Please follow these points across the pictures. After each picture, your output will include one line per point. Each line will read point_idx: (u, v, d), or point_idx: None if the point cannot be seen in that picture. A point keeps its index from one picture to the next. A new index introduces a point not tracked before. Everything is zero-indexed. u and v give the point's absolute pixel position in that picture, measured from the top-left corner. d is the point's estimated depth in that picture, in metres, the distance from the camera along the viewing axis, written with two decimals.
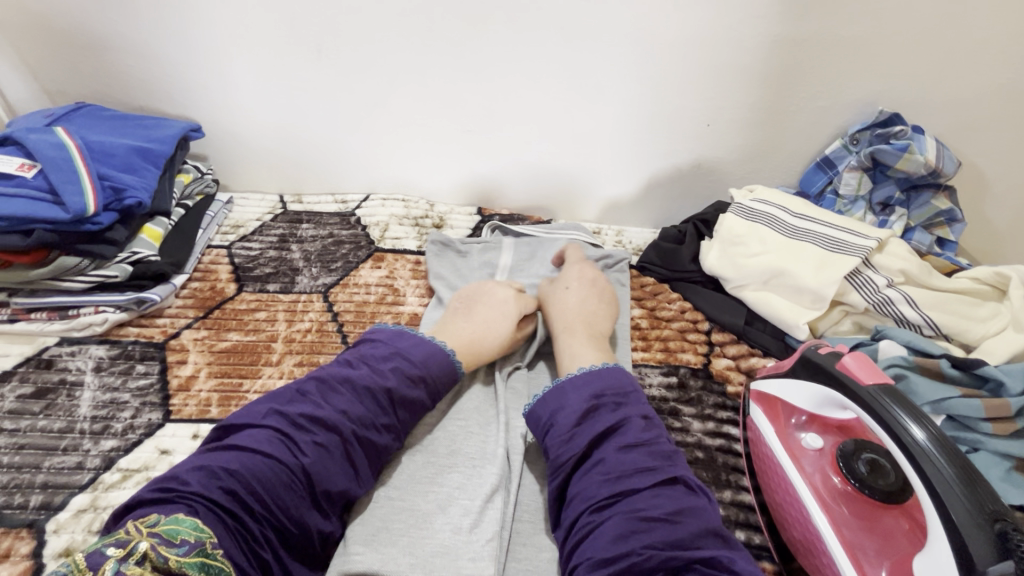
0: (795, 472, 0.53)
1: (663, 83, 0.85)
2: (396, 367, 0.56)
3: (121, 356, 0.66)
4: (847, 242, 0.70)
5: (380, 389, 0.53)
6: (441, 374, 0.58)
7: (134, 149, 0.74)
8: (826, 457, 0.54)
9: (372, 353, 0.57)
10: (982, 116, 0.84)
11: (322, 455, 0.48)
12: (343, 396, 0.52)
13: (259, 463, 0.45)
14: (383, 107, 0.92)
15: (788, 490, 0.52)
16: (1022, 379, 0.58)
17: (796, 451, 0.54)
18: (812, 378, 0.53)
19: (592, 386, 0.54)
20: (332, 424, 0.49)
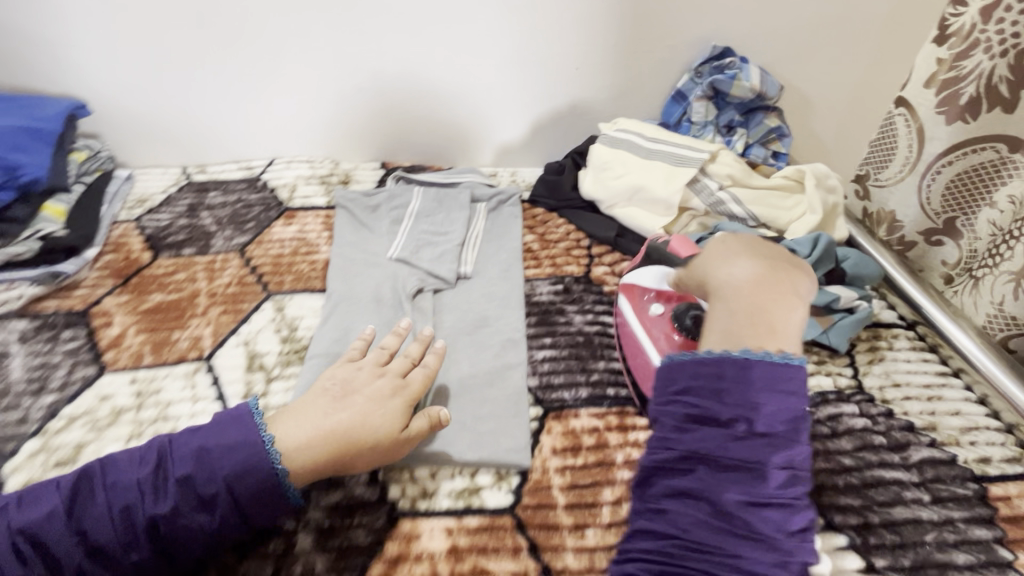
0: (642, 335, 0.68)
1: (534, 32, 0.95)
2: (186, 478, 0.47)
3: (43, 326, 0.70)
4: (688, 157, 0.84)
5: (165, 493, 0.47)
6: (247, 490, 0.48)
7: (22, 128, 0.76)
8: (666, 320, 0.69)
9: (183, 438, 0.50)
10: (794, 45, 1.01)
11: (155, 496, 0.47)
12: (104, 498, 0.47)
13: (94, 505, 0.46)
14: (275, 72, 0.95)
15: (640, 351, 0.67)
16: (809, 245, 0.74)
17: (644, 320, 0.69)
18: (654, 262, 0.68)
19: (740, 376, 0.45)
20: (162, 475, 0.48)
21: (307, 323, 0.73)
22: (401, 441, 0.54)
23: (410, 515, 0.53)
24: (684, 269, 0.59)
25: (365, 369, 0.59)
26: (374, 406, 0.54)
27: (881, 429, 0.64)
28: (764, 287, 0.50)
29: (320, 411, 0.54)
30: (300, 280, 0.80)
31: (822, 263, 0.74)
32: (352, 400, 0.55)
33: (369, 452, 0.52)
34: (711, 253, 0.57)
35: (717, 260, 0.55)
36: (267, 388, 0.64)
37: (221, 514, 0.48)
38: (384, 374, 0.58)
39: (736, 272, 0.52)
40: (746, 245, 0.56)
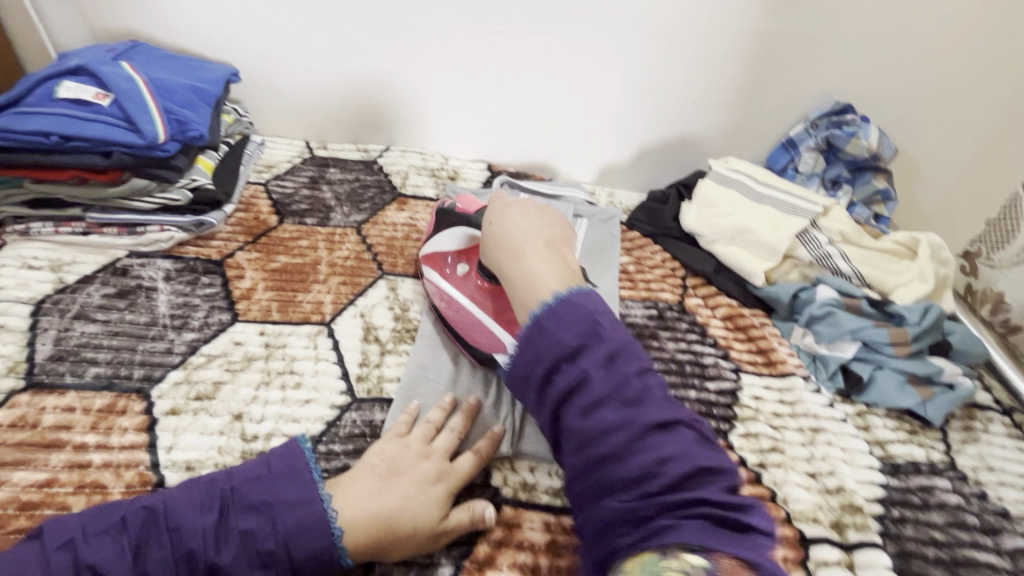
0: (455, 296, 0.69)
1: (661, 64, 0.98)
2: (249, 532, 0.46)
3: (185, 269, 0.76)
4: (800, 207, 0.86)
5: (228, 544, 0.46)
6: (309, 562, 0.47)
7: (190, 88, 0.82)
8: (472, 277, 0.69)
9: (245, 489, 0.49)
10: (916, 112, 1.01)
11: (218, 544, 0.45)
12: (170, 541, 0.45)
13: (157, 548, 0.45)
14: (410, 67, 1.01)
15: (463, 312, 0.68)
16: (919, 313, 0.75)
17: (458, 283, 0.69)
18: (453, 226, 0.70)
19: (557, 321, 0.50)
20: (225, 526, 0.46)
21: (417, 307, 0.77)
22: (439, 531, 0.51)
23: (512, 504, 0.56)
24: (506, 253, 0.60)
25: (410, 446, 0.56)
26: (416, 490, 0.52)
27: (973, 509, 0.63)
28: (558, 266, 0.57)
29: (364, 486, 0.51)
30: (412, 265, 0.84)
31: (928, 334, 0.74)
32: (395, 484, 0.52)
33: (408, 539, 0.50)
34: (502, 243, 0.61)
35: (513, 238, 0.61)
36: (381, 360, 0.68)
37: (280, 571, 0.46)
38: (429, 457, 0.55)
39: (525, 262, 0.58)
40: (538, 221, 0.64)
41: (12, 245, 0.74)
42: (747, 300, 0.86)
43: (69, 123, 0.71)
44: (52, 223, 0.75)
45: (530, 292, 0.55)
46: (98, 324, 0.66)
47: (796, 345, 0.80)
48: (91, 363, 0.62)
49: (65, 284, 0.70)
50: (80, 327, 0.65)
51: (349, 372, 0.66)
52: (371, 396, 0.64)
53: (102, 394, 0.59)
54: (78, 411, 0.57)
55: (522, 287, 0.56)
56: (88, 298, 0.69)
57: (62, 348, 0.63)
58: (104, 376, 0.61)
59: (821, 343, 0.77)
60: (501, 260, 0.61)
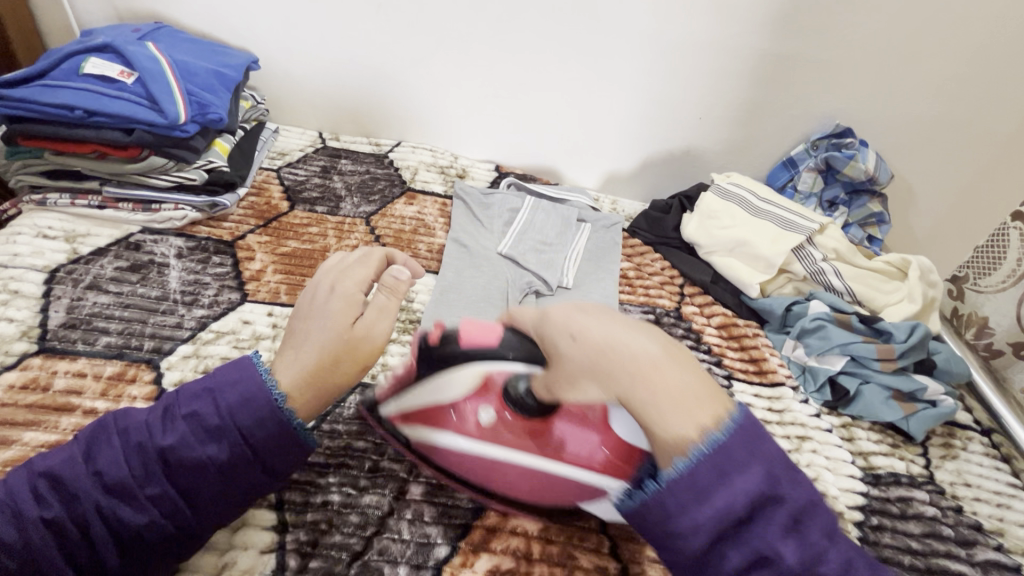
0: (462, 447, 0.54)
1: (670, 77, 1.01)
2: (193, 416, 0.43)
3: (197, 247, 0.77)
4: (796, 223, 0.89)
5: (173, 430, 0.42)
6: (259, 430, 0.43)
7: (212, 72, 0.83)
8: (502, 417, 0.53)
9: (188, 384, 0.45)
10: (913, 140, 1.05)
11: (168, 433, 0.42)
12: (121, 443, 0.43)
13: (110, 449, 0.42)
14: (426, 65, 1.04)
15: (473, 459, 0.54)
16: (906, 331, 0.77)
17: (479, 434, 0.54)
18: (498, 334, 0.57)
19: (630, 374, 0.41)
20: (170, 418, 0.43)
21: (422, 298, 0.79)
22: (359, 336, 0.49)
23: None
24: (553, 357, 0.47)
25: (316, 293, 0.52)
26: (323, 321, 0.49)
27: (949, 522, 0.66)
28: (675, 360, 0.41)
29: (291, 345, 0.48)
30: (419, 259, 0.86)
31: (914, 351, 0.77)
32: (315, 329, 0.49)
33: (343, 376, 0.48)
34: (587, 358, 0.43)
35: (611, 338, 0.42)
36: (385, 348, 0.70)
37: (232, 444, 0.42)
38: (332, 292, 0.52)
39: (640, 353, 0.41)
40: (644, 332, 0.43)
41: (28, 214, 0.75)
42: (742, 311, 0.88)
43: (93, 99, 0.73)
44: (69, 195, 0.76)
45: (674, 420, 0.38)
46: (110, 295, 0.67)
47: (787, 356, 0.82)
48: (102, 333, 0.63)
49: (78, 255, 0.71)
50: (92, 297, 0.66)
51: None
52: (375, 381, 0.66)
53: (112, 363, 0.60)
54: (88, 378, 0.58)
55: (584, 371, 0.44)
56: (101, 270, 0.70)
57: (75, 317, 0.64)
58: (115, 346, 0.62)
59: (811, 355, 0.80)
60: (600, 368, 0.42)
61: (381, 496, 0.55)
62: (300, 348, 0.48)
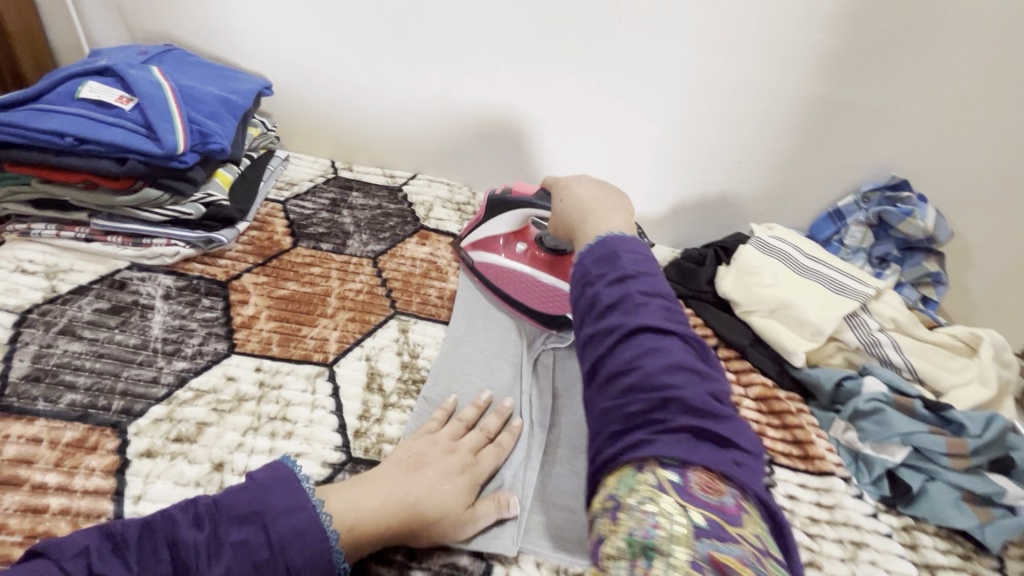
0: (504, 262, 0.79)
1: (707, 118, 0.94)
2: (242, 544, 0.43)
3: (187, 288, 0.71)
4: (848, 286, 0.80)
5: (221, 558, 0.42)
6: (307, 571, 0.44)
7: (219, 99, 0.78)
8: (530, 251, 0.79)
9: (231, 500, 0.45)
10: (976, 196, 0.95)
11: (214, 560, 0.42)
12: (168, 558, 0.42)
13: (139, 571, 0.40)
14: (448, 97, 0.98)
15: (518, 266, 0.78)
16: (981, 424, 0.67)
17: (513, 257, 0.79)
18: (505, 210, 0.76)
19: (605, 256, 0.50)
20: (215, 544, 0.42)
21: (427, 354, 0.71)
22: (462, 519, 0.52)
23: None
24: (560, 213, 0.64)
25: (437, 442, 0.56)
26: (441, 480, 0.53)
27: None
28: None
29: (393, 479, 0.51)
30: (427, 307, 0.78)
31: (990, 448, 0.66)
32: (386, 481, 0.51)
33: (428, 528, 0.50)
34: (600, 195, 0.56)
35: (592, 202, 0.60)
36: (383, 415, 0.62)
37: None
38: (456, 451, 0.56)
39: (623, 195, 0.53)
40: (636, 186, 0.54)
41: (10, 246, 0.70)
42: (784, 380, 0.79)
43: (85, 125, 0.67)
44: (55, 226, 0.71)
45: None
46: (84, 342, 0.61)
47: (836, 439, 0.72)
48: (68, 388, 0.57)
49: (56, 294, 0.65)
50: (64, 345, 0.60)
51: (346, 425, 0.60)
52: (367, 457, 0.58)
53: (73, 425, 0.53)
54: (44, 444, 0.52)
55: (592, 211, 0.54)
56: (78, 312, 0.64)
57: (41, 367, 0.58)
58: (79, 405, 0.55)
59: (865, 442, 0.70)
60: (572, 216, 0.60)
61: None
62: (366, 492, 0.50)
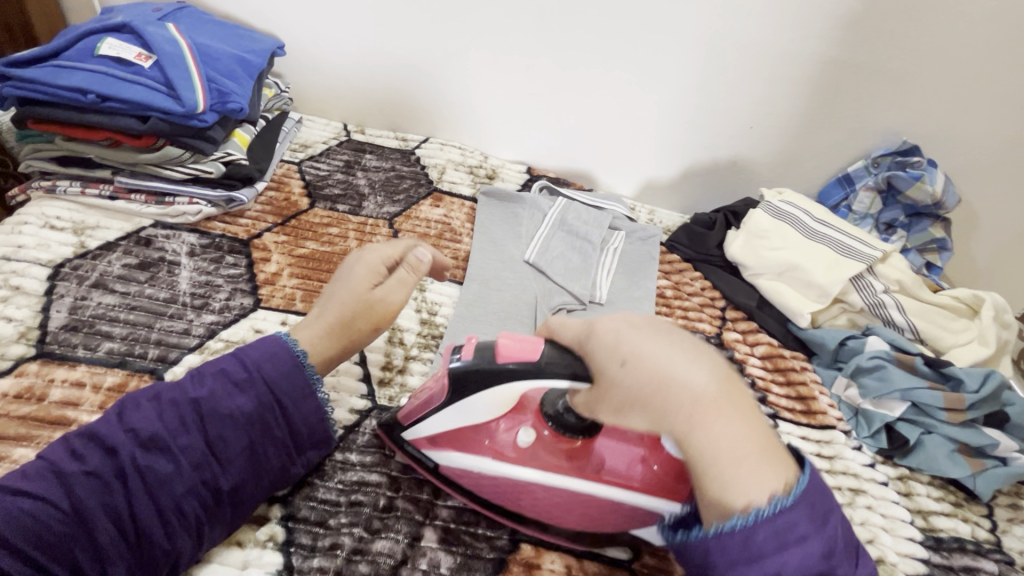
0: (506, 471, 0.51)
1: (721, 82, 0.94)
2: (219, 373, 0.50)
3: (210, 246, 0.73)
4: (857, 250, 0.81)
5: (203, 385, 0.49)
6: (284, 383, 0.51)
7: (235, 57, 0.78)
8: (546, 439, 0.51)
9: (210, 360, 0.52)
10: (986, 162, 0.96)
11: (199, 386, 0.49)
12: (151, 405, 0.48)
13: (133, 416, 0.47)
14: (461, 59, 0.97)
15: (524, 495, 0.51)
16: (979, 380, 0.70)
17: (517, 458, 0.51)
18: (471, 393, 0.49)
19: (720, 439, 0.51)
20: (196, 383, 0.49)
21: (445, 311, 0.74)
22: None
23: (533, 543, 0.53)
24: (618, 403, 0.44)
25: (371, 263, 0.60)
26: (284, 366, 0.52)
27: None
28: (728, 390, 0.43)
29: (337, 294, 0.58)
30: None
31: (986, 402, 0.69)
32: (336, 294, 0.58)
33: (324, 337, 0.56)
34: (646, 374, 0.42)
35: (668, 371, 0.42)
36: (405, 366, 0.65)
37: (257, 396, 0.50)
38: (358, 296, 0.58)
39: (694, 388, 0.42)
40: (681, 346, 0.44)
41: (37, 202, 0.72)
42: (789, 340, 0.81)
43: (106, 82, 0.68)
44: (80, 183, 0.73)
45: (743, 481, 0.41)
46: (116, 296, 0.64)
47: (837, 396, 0.75)
48: (105, 338, 0.59)
49: (86, 249, 0.67)
50: (97, 297, 0.63)
51: (371, 376, 0.63)
52: (393, 403, 0.61)
53: (113, 372, 0.56)
54: (87, 388, 0.54)
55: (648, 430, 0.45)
56: (108, 267, 0.66)
57: (77, 318, 0.60)
58: (117, 354, 0.58)
59: (866, 398, 0.73)
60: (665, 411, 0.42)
61: (393, 540, 0.50)
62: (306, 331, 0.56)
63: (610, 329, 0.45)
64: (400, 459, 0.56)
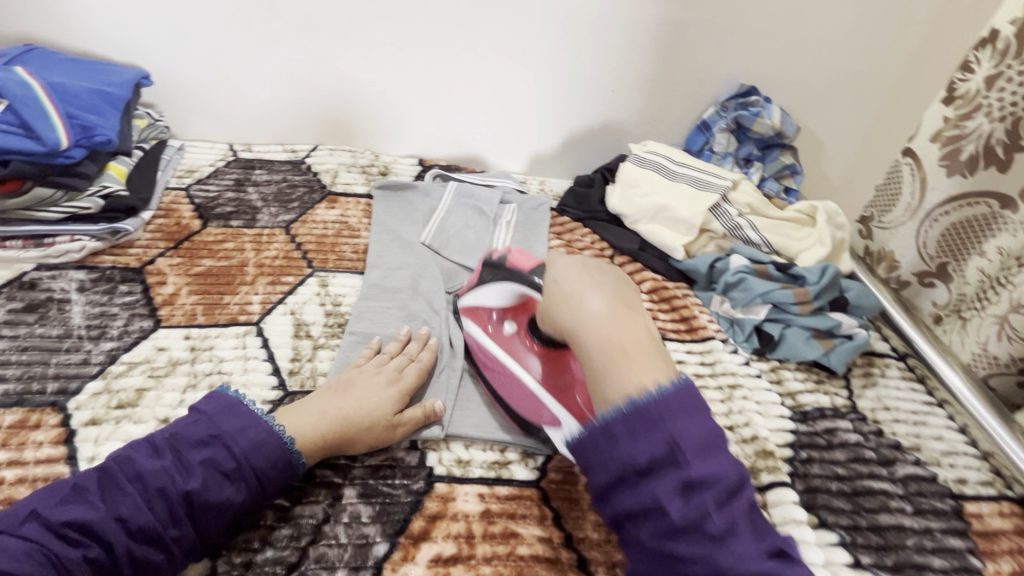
0: (484, 342, 0.66)
1: (577, 54, 1.02)
2: (208, 460, 0.50)
3: (101, 278, 0.73)
4: (709, 183, 0.92)
5: (192, 472, 0.49)
6: (274, 471, 0.52)
7: (95, 91, 0.78)
8: (520, 334, 0.64)
9: (185, 432, 0.51)
10: (814, 92, 1.09)
11: (189, 475, 0.49)
12: (136, 490, 0.47)
13: (108, 505, 0.46)
14: (333, 65, 1.01)
15: (495, 367, 0.64)
16: (819, 273, 0.82)
17: (503, 343, 0.64)
18: (499, 278, 0.63)
19: (666, 410, 0.45)
20: (184, 471, 0.49)
21: (349, 300, 0.77)
22: (392, 425, 0.59)
23: (447, 480, 0.58)
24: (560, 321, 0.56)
25: (365, 369, 0.63)
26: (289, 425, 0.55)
27: (870, 445, 0.70)
28: (620, 317, 0.52)
29: (324, 402, 0.58)
30: (344, 262, 0.84)
31: (827, 292, 0.82)
32: (317, 403, 0.58)
33: (365, 432, 0.57)
34: (555, 294, 0.56)
35: (594, 322, 0.52)
36: (314, 355, 0.69)
37: (247, 483, 0.51)
38: (382, 370, 0.63)
39: (589, 313, 0.53)
40: (609, 275, 0.57)
41: None
42: (672, 273, 0.91)
43: None
44: None
45: (619, 375, 0.48)
46: (5, 340, 0.64)
47: (716, 312, 0.85)
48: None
49: None
50: None
51: (280, 368, 0.66)
52: (305, 388, 0.65)
53: (12, 411, 0.57)
54: None
55: (582, 345, 0.52)
56: None
57: None
58: (14, 393, 0.59)
59: (737, 308, 0.84)
60: (564, 323, 0.54)
61: (314, 503, 0.55)
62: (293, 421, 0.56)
63: (558, 256, 0.60)
64: None
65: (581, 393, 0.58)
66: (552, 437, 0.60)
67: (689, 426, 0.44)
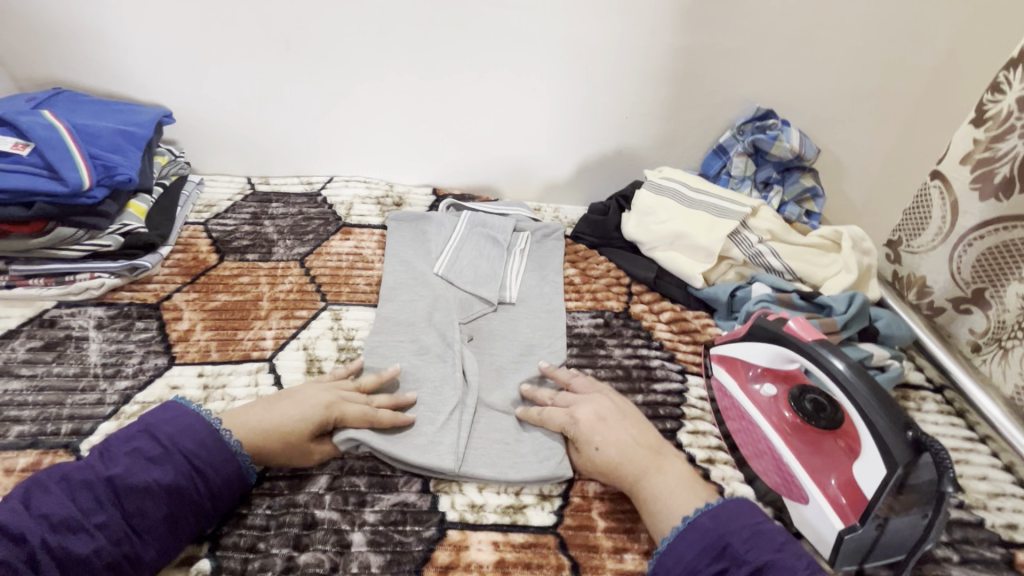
0: (754, 413, 0.68)
1: (588, 82, 1.02)
2: (132, 451, 0.51)
3: (119, 315, 0.74)
4: (730, 210, 0.90)
5: (115, 462, 0.51)
6: (203, 452, 0.53)
7: (118, 131, 0.81)
8: (782, 401, 0.69)
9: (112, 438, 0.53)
10: (833, 114, 1.07)
11: (115, 459, 0.51)
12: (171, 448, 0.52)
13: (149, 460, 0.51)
14: (347, 98, 1.02)
15: (762, 440, 0.66)
16: (846, 303, 0.78)
17: (759, 401, 0.69)
18: (763, 340, 0.68)
19: (714, 523, 0.51)
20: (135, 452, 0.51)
21: (361, 335, 0.77)
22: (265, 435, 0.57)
23: (459, 527, 0.56)
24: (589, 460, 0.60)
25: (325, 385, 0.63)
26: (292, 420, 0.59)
27: None
28: (646, 463, 0.58)
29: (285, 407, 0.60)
30: (357, 295, 0.83)
31: (856, 321, 0.78)
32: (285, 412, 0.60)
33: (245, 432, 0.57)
34: (578, 431, 0.61)
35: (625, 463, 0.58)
36: None
37: (177, 465, 0.52)
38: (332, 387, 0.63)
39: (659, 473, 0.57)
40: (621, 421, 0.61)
41: None
42: (691, 302, 0.88)
43: None
44: None
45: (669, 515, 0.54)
46: (23, 379, 0.65)
47: None
48: (15, 422, 0.60)
49: None
50: (3, 385, 0.64)
51: None
52: None
53: (25, 453, 0.57)
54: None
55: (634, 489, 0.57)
56: (12, 354, 0.67)
57: None
58: (29, 435, 0.59)
59: None
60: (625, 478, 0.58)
61: (319, 552, 0.53)
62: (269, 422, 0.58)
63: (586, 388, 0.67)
64: (328, 475, 0.60)
65: (837, 479, 0.60)
66: (793, 511, 0.61)
67: (735, 519, 0.52)
